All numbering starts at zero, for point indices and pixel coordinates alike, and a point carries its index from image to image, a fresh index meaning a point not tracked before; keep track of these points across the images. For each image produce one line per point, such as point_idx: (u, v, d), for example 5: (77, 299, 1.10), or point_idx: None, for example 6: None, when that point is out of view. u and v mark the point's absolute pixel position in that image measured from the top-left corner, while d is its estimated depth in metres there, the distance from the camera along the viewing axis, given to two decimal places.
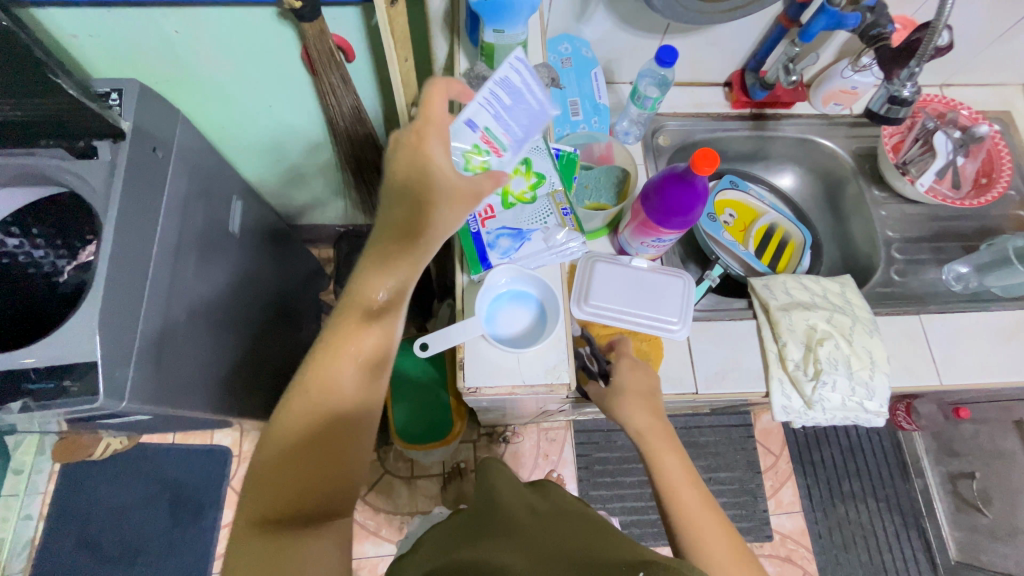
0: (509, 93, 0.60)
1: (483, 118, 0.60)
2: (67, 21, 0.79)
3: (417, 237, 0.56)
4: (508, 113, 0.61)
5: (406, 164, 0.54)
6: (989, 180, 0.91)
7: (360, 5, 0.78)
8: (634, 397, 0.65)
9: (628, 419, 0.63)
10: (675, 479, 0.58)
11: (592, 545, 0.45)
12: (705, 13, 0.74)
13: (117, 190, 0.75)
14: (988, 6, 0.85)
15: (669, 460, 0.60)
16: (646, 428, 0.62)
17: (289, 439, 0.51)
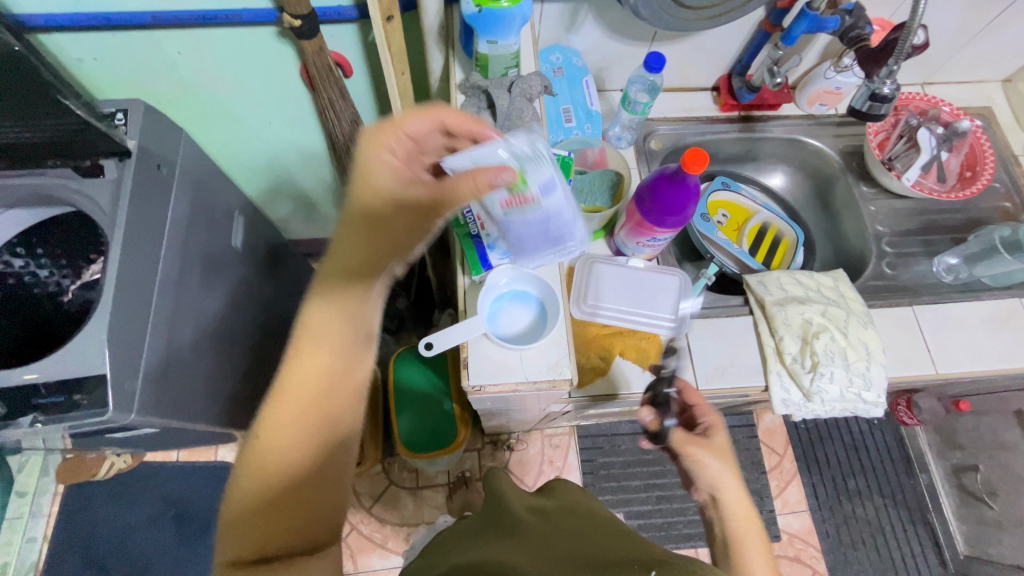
0: (564, 224, 0.61)
1: (547, 199, 0.56)
2: (73, 45, 0.81)
3: (388, 255, 0.45)
4: (545, 223, 0.60)
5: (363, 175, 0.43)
6: (973, 173, 0.94)
7: (356, 22, 0.81)
8: (719, 452, 0.56)
9: (711, 471, 0.54)
10: (757, 565, 0.49)
11: (603, 544, 0.45)
12: (690, 21, 0.77)
13: (124, 206, 0.77)
14: (963, 6, 0.88)
15: (753, 540, 0.51)
16: (730, 492, 0.53)
17: (263, 478, 0.43)
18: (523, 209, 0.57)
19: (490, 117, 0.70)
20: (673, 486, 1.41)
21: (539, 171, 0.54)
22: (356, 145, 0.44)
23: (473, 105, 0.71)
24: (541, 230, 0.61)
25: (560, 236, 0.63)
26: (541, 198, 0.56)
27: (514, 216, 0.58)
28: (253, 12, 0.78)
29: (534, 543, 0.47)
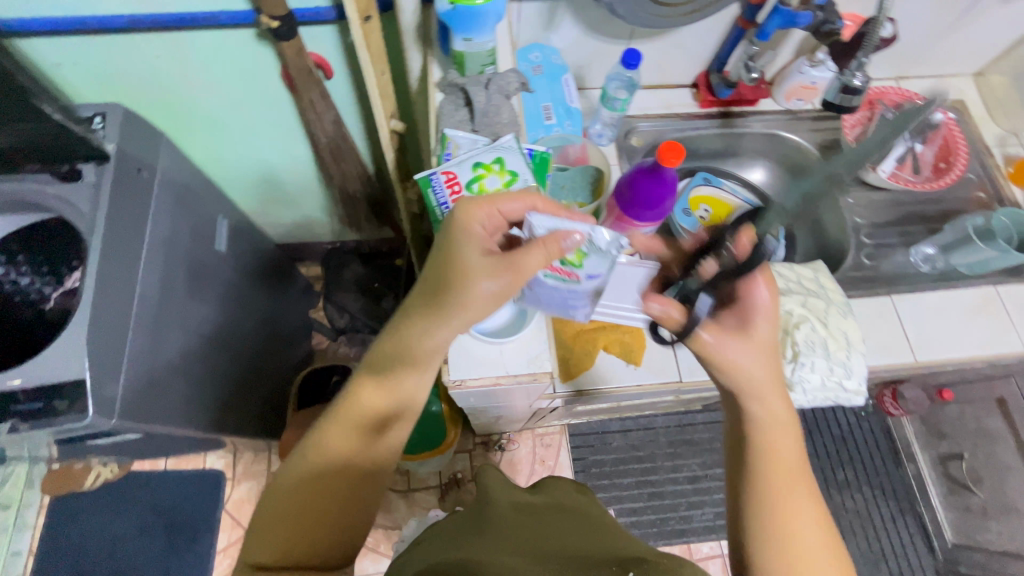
0: (579, 303, 0.66)
1: (584, 284, 0.62)
2: (50, 50, 0.81)
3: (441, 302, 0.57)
4: (565, 297, 0.65)
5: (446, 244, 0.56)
6: (947, 165, 0.97)
7: (336, 24, 0.82)
8: (758, 348, 0.58)
9: (738, 360, 0.57)
10: (781, 455, 0.55)
11: (583, 543, 0.45)
12: (666, 18, 0.78)
13: (103, 210, 0.77)
14: (933, 1, 0.90)
15: (783, 435, 0.56)
16: (763, 389, 0.57)
17: (299, 479, 0.56)
18: (561, 280, 0.62)
19: (468, 115, 0.71)
20: (664, 482, 1.42)
21: (599, 264, 0.59)
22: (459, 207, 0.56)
23: (451, 104, 0.71)
24: (558, 299, 0.66)
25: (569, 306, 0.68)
26: (582, 279, 0.61)
27: (548, 279, 0.62)
28: (232, 15, 0.78)
29: (515, 541, 0.47)
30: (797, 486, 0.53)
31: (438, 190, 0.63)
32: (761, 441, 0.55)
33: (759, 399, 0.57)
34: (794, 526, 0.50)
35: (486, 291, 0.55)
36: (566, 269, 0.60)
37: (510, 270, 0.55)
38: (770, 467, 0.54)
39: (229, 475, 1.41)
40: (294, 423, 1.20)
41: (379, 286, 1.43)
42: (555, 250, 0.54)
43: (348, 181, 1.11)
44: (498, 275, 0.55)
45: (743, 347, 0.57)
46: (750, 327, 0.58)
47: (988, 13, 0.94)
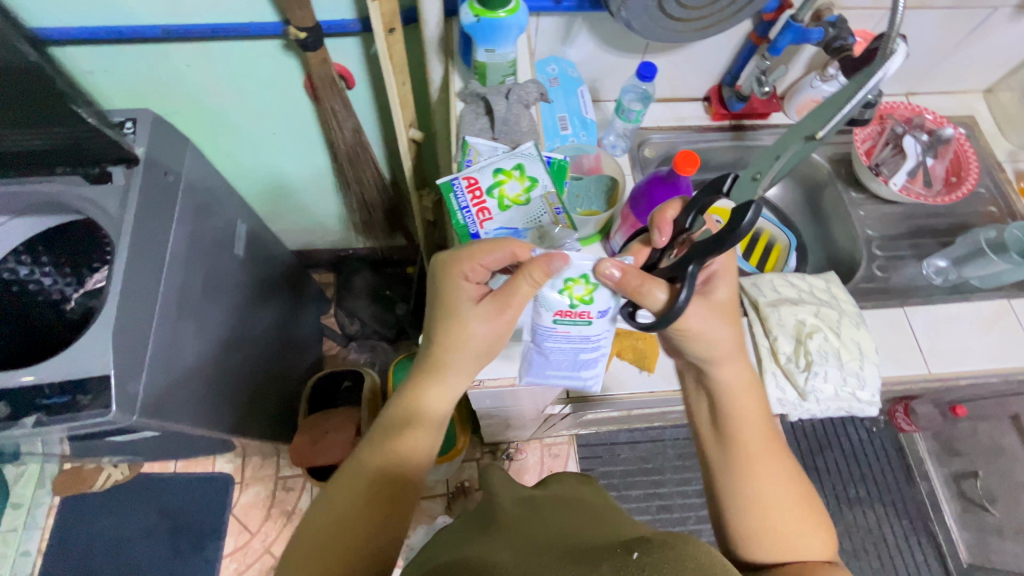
0: (591, 352, 0.62)
1: (595, 323, 0.59)
2: (85, 58, 0.84)
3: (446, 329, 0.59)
4: (576, 345, 0.61)
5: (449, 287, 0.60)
6: (958, 179, 0.98)
7: (359, 35, 0.84)
8: (723, 315, 0.60)
9: (702, 330, 0.59)
10: (752, 423, 0.61)
11: (589, 536, 0.45)
12: (680, 32, 0.80)
13: (131, 211, 0.79)
14: (942, 19, 0.92)
15: (754, 400, 0.62)
16: (731, 359, 0.61)
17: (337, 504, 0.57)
18: (572, 323, 0.59)
19: (488, 123, 0.73)
20: (673, 495, 1.40)
21: (607, 297, 0.58)
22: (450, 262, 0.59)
23: (471, 112, 0.73)
24: (569, 350, 0.62)
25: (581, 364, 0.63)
26: (594, 319, 0.59)
27: (560, 325, 0.59)
28: (260, 25, 0.81)
29: (518, 539, 0.46)
30: (769, 449, 0.60)
31: (460, 195, 0.65)
32: (734, 412, 0.61)
33: (729, 366, 0.61)
34: (771, 490, 0.58)
35: (477, 345, 0.58)
36: (577, 308, 0.57)
37: (502, 318, 0.57)
38: (746, 440, 0.60)
39: (236, 479, 1.41)
40: (303, 430, 1.20)
41: (391, 293, 1.45)
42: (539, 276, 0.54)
43: (365, 188, 1.13)
44: (489, 328, 0.58)
45: (707, 313, 0.59)
46: (714, 294, 0.60)
47: (997, 30, 0.96)
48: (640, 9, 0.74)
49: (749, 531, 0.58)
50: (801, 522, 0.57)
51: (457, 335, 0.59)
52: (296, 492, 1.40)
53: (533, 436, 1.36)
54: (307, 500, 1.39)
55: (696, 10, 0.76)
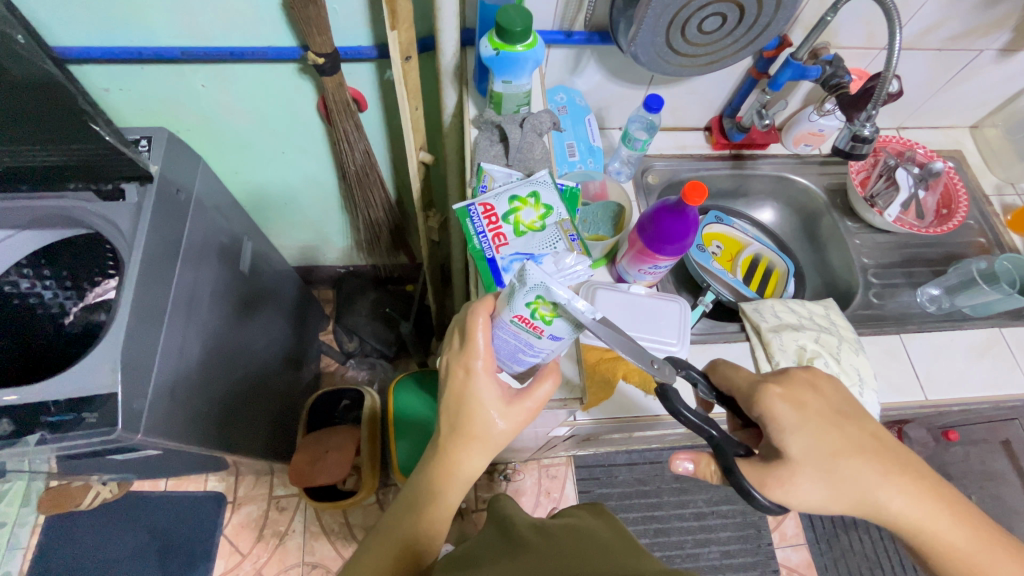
0: (528, 358, 0.60)
1: (543, 340, 0.56)
2: (102, 76, 0.86)
3: (460, 432, 0.57)
4: (518, 349, 0.58)
5: (464, 392, 0.57)
6: (949, 211, 1.01)
7: (375, 61, 0.87)
8: (822, 460, 0.56)
9: (821, 498, 0.57)
10: (957, 545, 0.57)
11: (600, 569, 0.45)
12: (685, 67, 0.83)
13: (142, 228, 0.79)
14: (930, 60, 0.97)
15: (943, 520, 0.57)
16: (884, 490, 0.56)
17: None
18: (524, 330, 0.55)
19: (502, 150, 0.76)
20: (669, 518, 1.40)
21: (564, 327, 0.54)
22: (458, 359, 0.58)
23: (486, 139, 0.76)
24: (509, 348, 0.58)
25: (521, 361, 0.60)
26: (544, 338, 0.55)
27: (511, 324, 0.55)
28: (279, 50, 0.83)
29: (530, 563, 0.47)
30: (992, 557, 0.56)
31: (476, 220, 0.67)
32: (933, 543, 0.57)
33: (884, 506, 0.56)
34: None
35: (509, 431, 0.58)
36: (533, 321, 0.53)
37: (531, 407, 0.58)
38: (971, 562, 0.56)
39: (230, 498, 1.38)
40: (304, 447, 1.19)
41: (392, 311, 1.44)
42: (489, 367, 0.57)
43: (372, 208, 1.14)
44: (520, 416, 0.58)
45: (808, 482, 0.56)
46: (789, 454, 0.57)
47: (982, 72, 1.01)
48: (648, 44, 0.77)
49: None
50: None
51: (483, 422, 0.57)
52: (289, 512, 1.37)
53: (531, 457, 1.36)
54: (300, 521, 1.36)
55: (701, 47, 0.79)
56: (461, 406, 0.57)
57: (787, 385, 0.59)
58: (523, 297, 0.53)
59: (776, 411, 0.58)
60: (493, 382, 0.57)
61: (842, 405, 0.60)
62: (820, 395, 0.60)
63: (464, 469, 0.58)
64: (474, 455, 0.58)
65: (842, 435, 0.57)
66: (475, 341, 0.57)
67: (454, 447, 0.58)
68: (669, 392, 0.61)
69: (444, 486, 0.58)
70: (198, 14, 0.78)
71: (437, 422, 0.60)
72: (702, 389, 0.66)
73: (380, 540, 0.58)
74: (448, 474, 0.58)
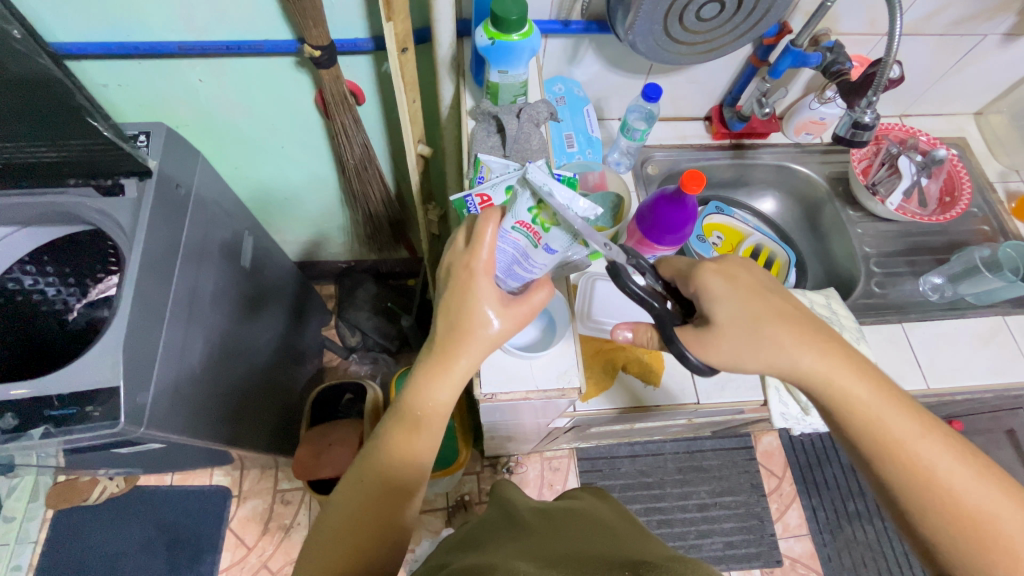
0: (522, 274, 0.60)
1: (538, 252, 0.58)
2: (100, 71, 0.86)
3: (456, 336, 0.56)
4: (514, 261, 0.58)
5: (463, 294, 0.56)
6: (952, 199, 1.01)
7: (371, 53, 0.87)
8: (741, 322, 0.58)
9: (744, 359, 0.58)
10: (864, 403, 0.56)
11: (597, 550, 0.45)
12: (683, 55, 0.82)
13: (141, 223, 0.80)
14: (933, 46, 0.96)
15: (848, 376, 0.57)
16: (796, 346, 0.57)
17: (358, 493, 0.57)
18: (525, 236, 0.57)
19: (499, 140, 0.76)
20: (672, 509, 1.40)
21: (562, 241, 0.58)
22: (459, 259, 0.57)
23: (483, 130, 0.76)
24: (505, 259, 0.58)
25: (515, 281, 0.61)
26: (541, 246, 0.58)
27: (512, 230, 0.57)
28: (275, 43, 0.83)
29: (528, 544, 0.47)
30: (898, 419, 0.55)
31: (473, 211, 0.68)
32: (841, 401, 0.57)
33: (795, 361, 0.57)
34: (930, 466, 0.53)
35: (506, 334, 0.57)
36: (534, 225, 0.57)
37: (527, 311, 0.58)
38: (875, 419, 0.56)
39: (235, 492, 1.40)
40: (307, 440, 1.20)
41: (393, 305, 1.43)
42: (489, 270, 0.57)
43: (371, 201, 1.15)
44: (517, 318, 0.57)
45: (726, 341, 0.58)
46: (714, 318, 0.58)
47: (986, 57, 1.00)
48: (646, 32, 0.76)
49: (938, 531, 0.53)
50: (959, 465, 0.53)
51: (480, 323, 0.56)
52: (293, 506, 1.38)
53: (533, 449, 1.36)
54: (305, 514, 1.37)
55: (699, 34, 0.78)
56: (459, 308, 0.56)
57: (720, 262, 0.61)
58: (528, 205, 0.58)
59: (707, 281, 0.59)
60: (493, 285, 0.57)
61: (768, 281, 0.61)
62: (751, 273, 0.62)
63: (459, 371, 0.57)
64: (470, 354, 0.56)
65: (761, 300, 0.59)
66: (481, 243, 0.56)
67: (450, 346, 0.56)
68: (619, 269, 0.58)
69: (437, 391, 0.57)
70: (194, 9, 0.78)
71: (433, 323, 0.59)
72: (649, 278, 0.63)
73: (382, 448, 0.59)
74: (443, 376, 0.57)
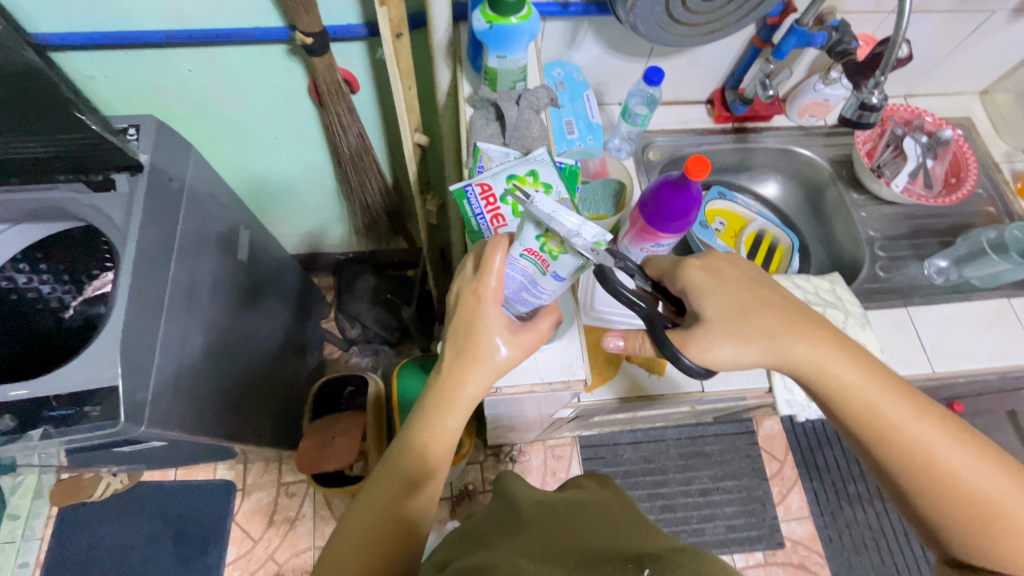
0: (531, 299, 0.59)
1: (547, 280, 0.55)
2: (86, 62, 0.83)
3: (464, 360, 0.58)
4: (523, 287, 0.57)
5: (471, 319, 0.57)
6: (957, 179, 1.00)
7: (365, 40, 0.84)
8: (733, 315, 0.57)
9: (740, 354, 0.57)
10: (858, 389, 0.57)
11: (599, 543, 0.44)
12: (686, 36, 0.80)
13: (134, 218, 0.78)
14: (941, 23, 0.94)
15: (842, 363, 0.57)
16: (789, 336, 0.57)
17: (366, 518, 0.57)
18: (534, 264, 0.54)
19: (498, 128, 0.74)
20: (675, 494, 1.41)
21: (570, 268, 0.53)
22: (468, 285, 0.58)
23: (482, 118, 0.74)
24: (514, 285, 0.58)
25: (528, 301, 0.60)
26: (549, 274, 0.54)
27: (521, 258, 0.54)
28: (265, 30, 0.80)
29: (525, 539, 0.47)
30: (892, 403, 0.56)
31: (474, 201, 0.66)
32: (837, 389, 0.57)
33: (789, 352, 0.57)
34: (927, 446, 0.54)
35: (513, 361, 0.59)
36: (542, 255, 0.53)
37: (532, 339, 0.59)
38: (870, 406, 0.56)
39: (239, 486, 1.40)
40: (310, 434, 1.19)
41: (393, 297, 1.42)
42: (494, 296, 0.57)
43: (368, 192, 1.13)
44: (524, 344, 0.58)
45: (721, 336, 0.57)
46: (705, 314, 0.58)
47: (993, 34, 0.98)
48: (647, 13, 0.74)
49: (938, 510, 0.54)
50: (954, 443, 0.54)
51: (488, 347, 0.57)
52: (298, 498, 1.39)
53: (536, 438, 1.36)
54: (310, 506, 1.37)
55: (702, 15, 0.76)
56: (468, 333, 0.58)
57: (705, 258, 0.61)
58: (534, 231, 0.53)
59: (692, 277, 0.59)
60: (501, 311, 0.58)
61: (754, 272, 0.62)
62: (738, 267, 0.62)
63: (466, 394, 0.58)
64: (477, 379, 0.58)
65: (748, 294, 0.59)
66: (489, 272, 0.56)
67: (457, 369, 0.58)
68: (607, 273, 0.55)
69: (445, 414, 0.58)
70: None
71: (441, 347, 0.60)
72: (638, 280, 0.61)
73: (391, 471, 0.59)
74: (451, 400, 0.58)
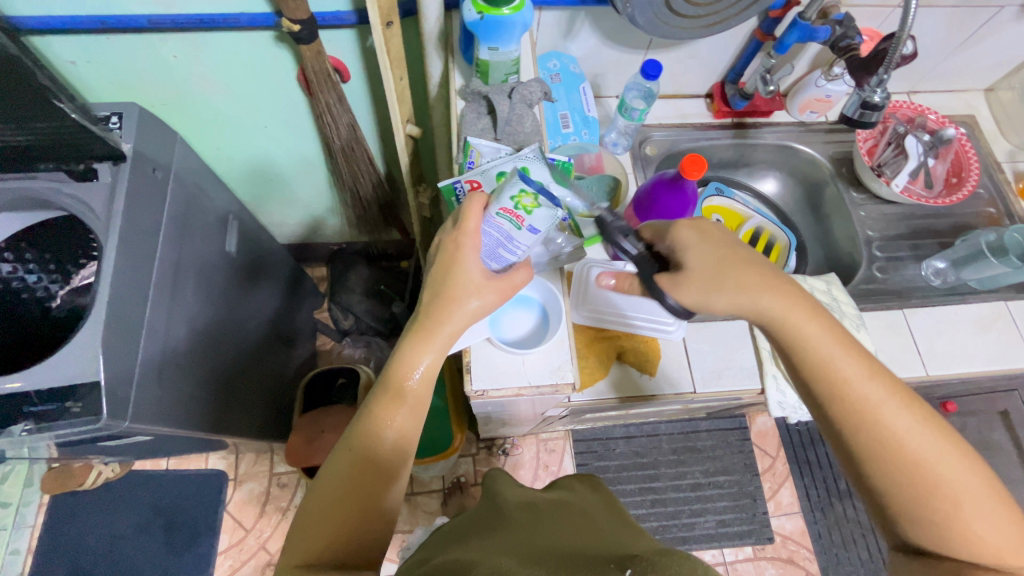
0: (506, 257, 0.60)
1: (523, 235, 0.57)
2: (67, 47, 0.81)
3: (438, 308, 0.57)
4: (499, 243, 0.58)
5: (447, 267, 0.58)
6: (958, 179, 0.98)
7: (355, 27, 0.82)
8: (711, 267, 0.57)
9: (713, 301, 0.57)
10: (817, 343, 0.55)
11: (579, 544, 0.43)
12: (685, 29, 0.78)
13: (116, 210, 0.76)
14: (947, 19, 0.92)
15: (805, 315, 0.56)
16: (758, 289, 0.56)
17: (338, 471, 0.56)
18: (508, 221, 0.56)
19: (490, 123, 0.72)
20: (666, 489, 1.42)
21: (545, 222, 0.57)
22: (448, 234, 0.59)
23: (473, 111, 0.72)
24: (489, 243, 0.59)
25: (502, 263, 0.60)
26: (524, 228, 0.56)
27: (497, 216, 0.57)
28: (251, 16, 0.78)
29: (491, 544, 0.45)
30: (849, 361, 0.54)
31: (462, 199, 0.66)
32: (797, 338, 0.56)
33: (757, 303, 0.56)
34: (877, 405, 0.52)
35: (488, 308, 0.58)
36: (517, 211, 0.56)
37: (507, 289, 0.59)
38: (825, 359, 0.54)
39: (231, 475, 1.40)
40: (301, 427, 1.18)
41: (386, 288, 1.40)
42: (466, 245, 0.58)
43: (360, 182, 1.11)
44: (499, 293, 0.58)
45: (698, 286, 0.58)
46: (688, 265, 0.58)
47: (1002, 30, 0.96)
48: (645, 4, 0.71)
49: (885, 476, 0.52)
50: (903, 408, 0.52)
51: (464, 293, 0.57)
52: (289, 488, 1.38)
53: (529, 432, 1.36)
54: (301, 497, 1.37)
55: (702, 8, 0.74)
56: (443, 281, 0.58)
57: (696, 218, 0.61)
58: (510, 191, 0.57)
59: (681, 234, 0.59)
60: (478, 260, 0.58)
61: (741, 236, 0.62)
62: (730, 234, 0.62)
63: (440, 344, 0.58)
64: (451, 327, 0.57)
65: (728, 249, 0.59)
66: (468, 222, 0.58)
67: (431, 318, 0.57)
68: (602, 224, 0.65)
69: (417, 363, 0.57)
70: None
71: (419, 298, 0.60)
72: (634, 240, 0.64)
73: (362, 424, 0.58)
74: (423, 350, 0.57)
